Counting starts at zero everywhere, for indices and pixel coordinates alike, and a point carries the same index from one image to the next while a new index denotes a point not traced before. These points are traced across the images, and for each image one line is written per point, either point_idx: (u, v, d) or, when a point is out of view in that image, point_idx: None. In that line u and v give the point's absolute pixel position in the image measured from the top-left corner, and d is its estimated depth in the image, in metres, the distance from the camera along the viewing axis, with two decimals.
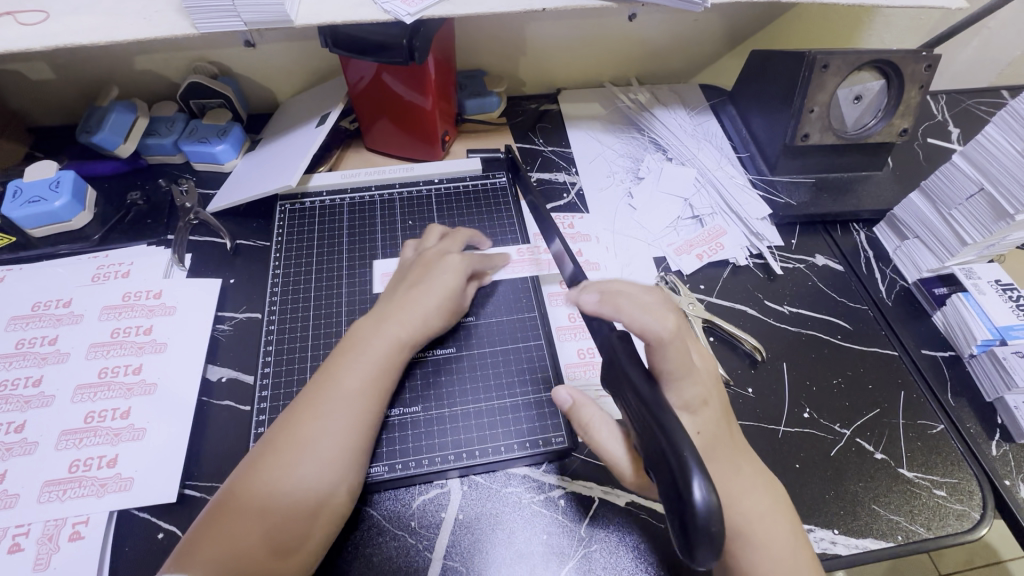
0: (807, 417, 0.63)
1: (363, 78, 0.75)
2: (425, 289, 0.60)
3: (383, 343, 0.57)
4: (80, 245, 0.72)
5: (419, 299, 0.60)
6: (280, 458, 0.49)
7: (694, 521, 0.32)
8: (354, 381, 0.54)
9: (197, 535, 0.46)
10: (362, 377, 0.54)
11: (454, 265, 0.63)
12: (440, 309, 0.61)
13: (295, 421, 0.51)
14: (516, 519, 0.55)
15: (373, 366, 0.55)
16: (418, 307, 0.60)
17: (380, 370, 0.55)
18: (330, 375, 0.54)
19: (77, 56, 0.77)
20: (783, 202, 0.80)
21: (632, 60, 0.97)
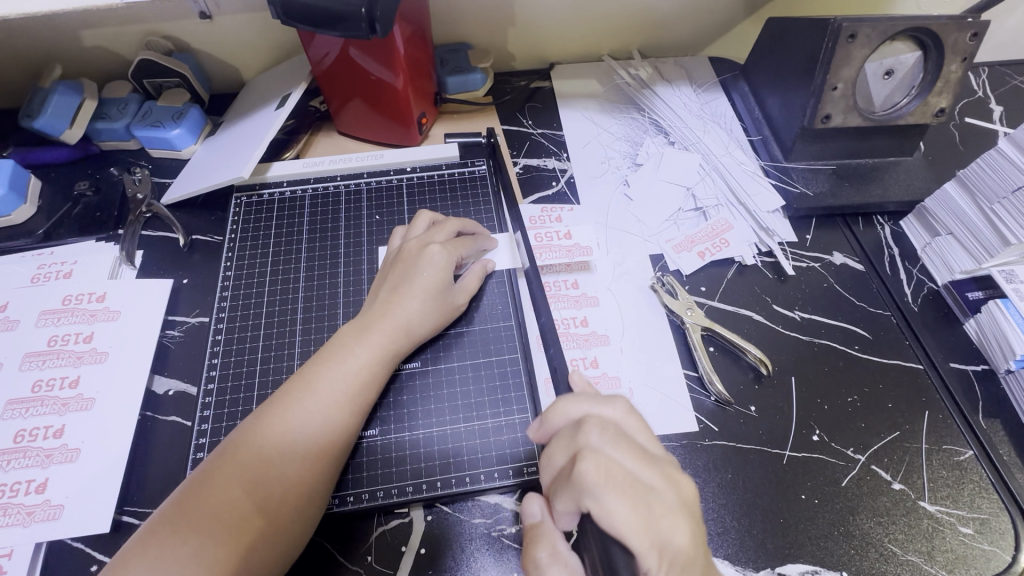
0: (816, 440, 0.56)
1: (328, 54, 0.67)
2: (406, 296, 0.55)
3: (342, 360, 0.51)
4: (22, 241, 0.66)
5: (399, 307, 0.54)
6: (238, 469, 0.45)
7: None
8: (310, 403, 0.48)
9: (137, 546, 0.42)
10: (317, 400, 0.49)
11: (439, 266, 0.56)
12: (414, 319, 0.54)
13: (259, 427, 0.47)
14: (484, 556, 0.49)
15: (335, 383, 0.50)
16: (385, 319, 0.53)
17: (336, 391, 0.49)
18: (294, 392, 0.49)
19: (15, 31, 0.70)
20: (798, 192, 0.71)
21: (634, 31, 0.87)
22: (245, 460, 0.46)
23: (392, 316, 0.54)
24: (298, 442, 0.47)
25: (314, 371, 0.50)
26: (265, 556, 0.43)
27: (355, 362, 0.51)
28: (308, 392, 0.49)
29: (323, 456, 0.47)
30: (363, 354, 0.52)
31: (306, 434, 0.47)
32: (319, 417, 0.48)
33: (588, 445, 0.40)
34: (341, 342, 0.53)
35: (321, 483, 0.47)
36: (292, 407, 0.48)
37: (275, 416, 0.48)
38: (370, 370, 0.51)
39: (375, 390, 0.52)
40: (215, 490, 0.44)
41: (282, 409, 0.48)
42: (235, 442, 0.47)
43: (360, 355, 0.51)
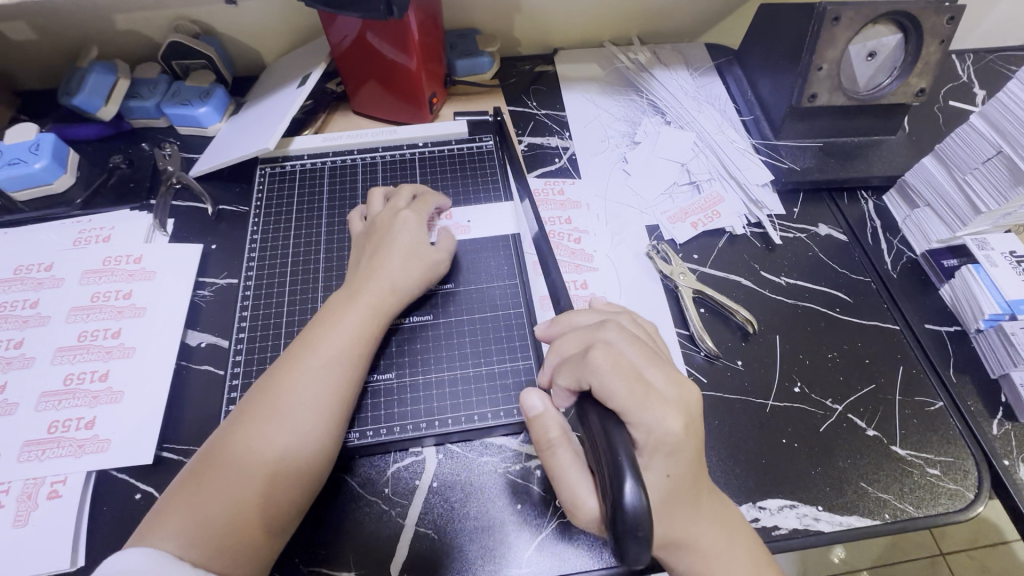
0: (797, 391, 0.61)
1: (346, 37, 0.72)
2: (387, 257, 0.59)
3: (337, 319, 0.55)
4: (63, 209, 0.71)
5: (413, 268, 0.59)
6: (239, 445, 0.48)
7: (621, 517, 0.35)
8: (312, 358, 0.52)
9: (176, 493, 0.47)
10: (316, 356, 0.53)
11: (412, 231, 0.61)
12: None
13: (259, 405, 0.50)
14: (491, 490, 0.54)
15: (334, 343, 0.53)
16: (366, 279, 0.57)
17: (336, 346, 0.53)
18: (315, 337, 0.54)
19: (55, 15, 0.75)
20: (787, 168, 0.75)
21: (634, 18, 0.91)
22: (245, 436, 0.49)
23: (377, 277, 0.58)
24: (295, 419, 0.50)
25: (311, 341, 0.54)
26: (267, 527, 0.46)
27: (348, 318, 0.55)
28: (310, 350, 0.53)
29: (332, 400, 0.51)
30: (353, 313, 0.55)
31: (305, 406, 0.50)
32: (313, 393, 0.51)
33: (602, 339, 0.45)
34: (336, 307, 0.56)
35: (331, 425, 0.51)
36: (290, 377, 0.51)
37: (273, 394, 0.51)
38: (364, 322, 0.56)
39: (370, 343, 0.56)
40: (221, 462, 0.47)
41: (281, 386, 0.51)
42: (250, 401, 0.51)
43: (351, 317, 0.55)
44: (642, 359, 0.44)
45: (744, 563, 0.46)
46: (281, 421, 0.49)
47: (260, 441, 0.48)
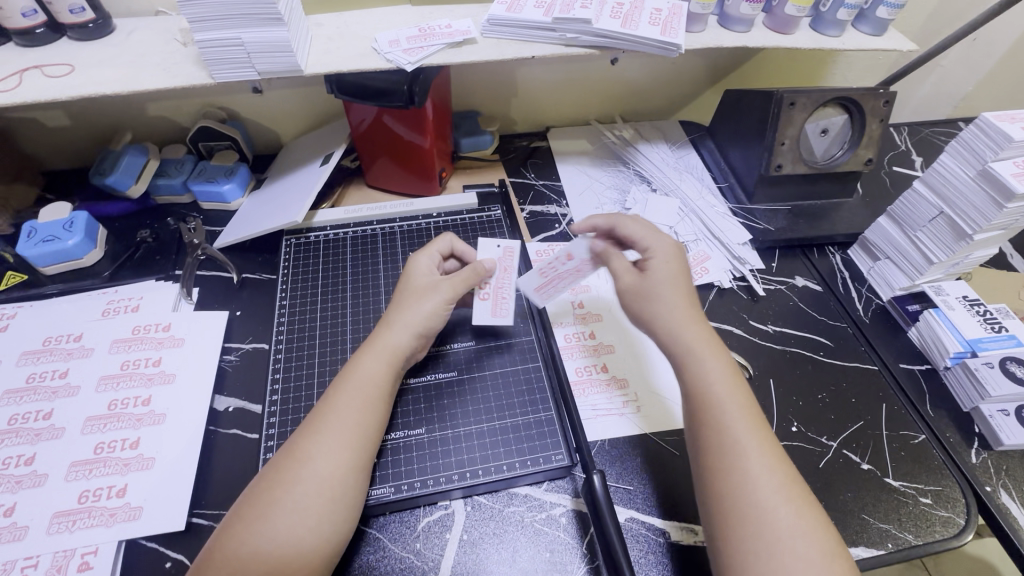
0: (795, 430, 0.66)
1: (364, 120, 0.80)
2: (405, 301, 0.63)
3: (357, 369, 0.57)
4: (90, 282, 0.74)
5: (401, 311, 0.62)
6: (263, 496, 0.50)
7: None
8: (336, 414, 0.54)
9: (207, 556, 0.48)
10: (340, 412, 0.54)
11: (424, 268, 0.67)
12: (420, 319, 0.62)
13: (283, 458, 0.52)
14: (519, 538, 0.56)
15: (372, 392, 0.56)
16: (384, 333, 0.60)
17: (356, 397, 0.56)
18: (336, 391, 0.56)
19: (93, 106, 0.82)
20: (762, 228, 0.85)
21: (616, 98, 1.03)
22: (288, 476, 0.51)
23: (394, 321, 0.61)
24: (318, 464, 0.51)
25: (333, 395, 0.56)
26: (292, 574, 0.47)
27: (368, 370, 0.57)
28: (333, 403, 0.55)
29: (356, 453, 0.53)
30: (372, 364, 0.58)
31: (331, 451, 0.52)
32: (345, 436, 0.53)
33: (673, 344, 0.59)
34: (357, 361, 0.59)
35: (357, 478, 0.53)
36: (317, 429, 0.54)
37: (308, 441, 0.53)
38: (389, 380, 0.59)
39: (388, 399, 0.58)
40: (257, 509, 0.49)
41: (316, 434, 0.53)
42: (280, 458, 0.52)
43: (371, 367, 0.58)
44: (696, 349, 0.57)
45: (770, 463, 0.49)
46: (304, 469, 0.51)
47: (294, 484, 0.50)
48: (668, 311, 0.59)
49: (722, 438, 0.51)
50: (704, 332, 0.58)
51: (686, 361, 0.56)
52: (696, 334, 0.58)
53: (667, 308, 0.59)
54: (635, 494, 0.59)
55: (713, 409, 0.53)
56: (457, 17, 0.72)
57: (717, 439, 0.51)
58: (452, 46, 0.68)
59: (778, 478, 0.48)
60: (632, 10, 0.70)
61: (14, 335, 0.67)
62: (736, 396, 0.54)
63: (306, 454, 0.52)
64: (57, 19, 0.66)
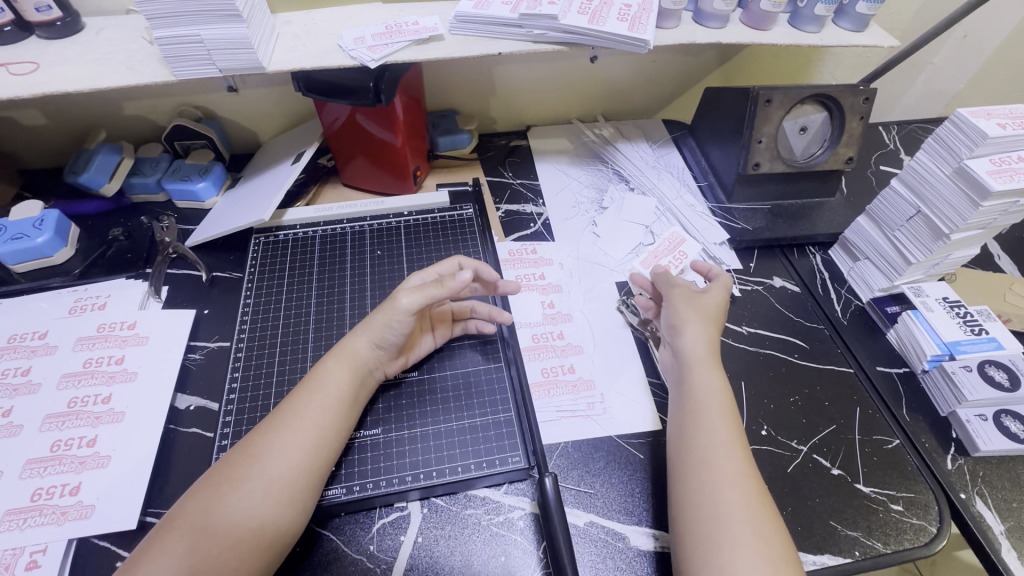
0: (764, 434, 0.64)
1: (337, 119, 0.80)
2: (378, 314, 0.61)
3: (326, 372, 0.58)
4: (60, 279, 0.74)
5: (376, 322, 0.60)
6: (203, 498, 0.49)
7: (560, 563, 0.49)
8: (301, 416, 0.54)
9: (156, 536, 0.47)
10: (293, 415, 0.54)
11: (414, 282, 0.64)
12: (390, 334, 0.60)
13: (229, 462, 0.52)
14: (474, 541, 0.55)
15: (337, 387, 0.57)
16: (353, 342, 0.60)
17: (328, 396, 0.56)
18: (306, 388, 0.57)
19: (68, 105, 0.82)
20: (740, 228, 0.83)
21: (597, 97, 1.02)
22: (250, 468, 0.50)
23: (363, 331, 0.60)
24: (263, 469, 0.51)
25: (291, 400, 0.56)
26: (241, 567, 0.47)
27: (328, 373, 0.58)
28: (288, 406, 0.55)
29: (314, 455, 0.53)
30: (335, 371, 0.58)
31: (281, 454, 0.52)
32: (310, 434, 0.53)
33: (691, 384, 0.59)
34: (322, 368, 0.58)
35: (313, 481, 0.53)
36: (280, 424, 0.54)
37: (278, 434, 0.53)
38: (344, 383, 0.58)
39: (345, 404, 0.57)
40: (214, 499, 0.49)
41: (283, 430, 0.53)
42: (244, 449, 0.52)
43: (331, 374, 0.57)
44: (710, 400, 0.57)
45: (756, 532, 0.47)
46: (251, 473, 0.50)
47: (261, 475, 0.50)
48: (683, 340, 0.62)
49: (716, 507, 0.49)
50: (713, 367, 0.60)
51: (689, 397, 0.58)
52: (710, 396, 0.57)
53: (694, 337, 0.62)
54: (596, 497, 0.58)
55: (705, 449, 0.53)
56: (425, 13, 0.71)
57: (707, 501, 0.50)
58: (418, 43, 0.68)
59: (768, 551, 0.46)
60: (602, 6, 0.69)
61: None
62: (729, 458, 0.52)
63: (253, 458, 0.51)
64: (24, 17, 0.66)
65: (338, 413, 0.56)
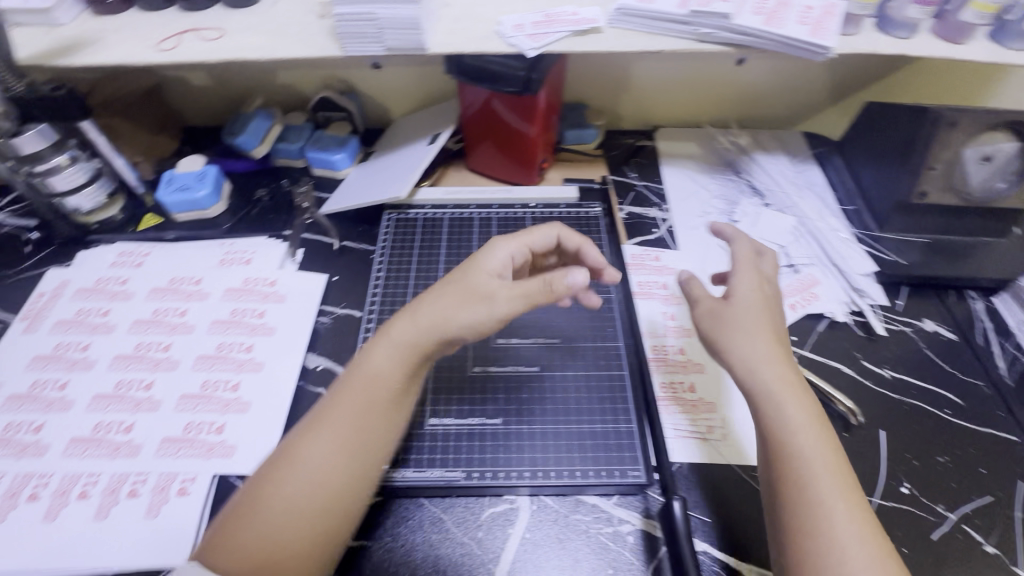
0: (905, 492, 0.58)
1: (474, 103, 0.80)
2: (437, 300, 0.53)
3: (372, 365, 0.52)
4: (211, 231, 0.80)
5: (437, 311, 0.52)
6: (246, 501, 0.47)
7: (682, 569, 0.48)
8: (349, 418, 0.50)
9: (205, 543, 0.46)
10: (336, 405, 0.50)
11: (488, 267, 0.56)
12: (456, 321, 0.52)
13: (274, 461, 0.48)
14: (581, 548, 0.54)
15: (386, 382, 0.51)
16: (395, 326, 0.53)
17: (375, 396, 0.51)
18: (353, 386, 0.51)
19: (233, 69, 0.89)
20: (893, 261, 0.76)
21: (734, 103, 0.97)
22: (296, 475, 0.47)
23: (420, 319, 0.52)
24: (307, 474, 0.47)
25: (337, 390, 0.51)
26: None
27: (376, 352, 0.52)
28: (334, 393, 0.51)
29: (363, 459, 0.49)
30: (381, 357, 0.52)
31: (329, 461, 0.48)
32: (357, 437, 0.49)
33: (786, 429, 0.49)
34: (368, 352, 0.53)
35: (361, 484, 0.49)
36: (326, 428, 0.49)
37: (324, 437, 0.49)
38: (388, 371, 0.51)
39: (396, 389, 0.52)
40: (257, 508, 0.46)
41: (330, 434, 0.49)
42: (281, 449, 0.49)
43: (380, 360, 0.52)
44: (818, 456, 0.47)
45: None
46: (291, 481, 0.47)
47: (310, 483, 0.47)
48: (753, 352, 0.52)
49: None
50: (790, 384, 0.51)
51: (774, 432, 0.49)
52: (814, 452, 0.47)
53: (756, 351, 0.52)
54: (714, 528, 0.55)
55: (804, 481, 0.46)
56: (585, 4, 0.70)
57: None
58: (576, 34, 0.66)
59: None
60: (779, 7, 0.64)
61: (149, 270, 0.75)
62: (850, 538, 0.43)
63: (295, 463, 0.48)
64: None
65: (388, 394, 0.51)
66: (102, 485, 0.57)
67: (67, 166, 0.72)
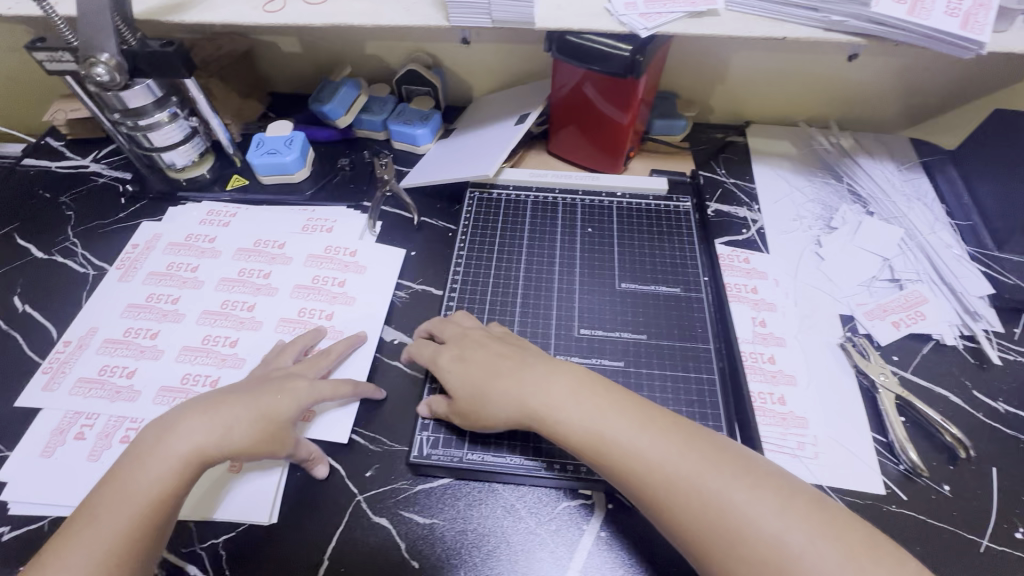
0: (1019, 537, 0.53)
1: (566, 85, 0.77)
2: (236, 403, 0.53)
3: (182, 428, 0.51)
4: (294, 197, 0.81)
5: (230, 408, 0.53)
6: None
7: None
8: (135, 477, 0.48)
9: None
10: (96, 512, 0.47)
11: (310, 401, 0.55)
12: (234, 432, 0.51)
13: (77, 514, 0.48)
14: (657, 553, 0.52)
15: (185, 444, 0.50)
16: (183, 422, 0.51)
17: (170, 466, 0.49)
18: (146, 442, 0.50)
19: (323, 38, 0.89)
20: (1010, 284, 0.70)
21: (837, 103, 0.90)
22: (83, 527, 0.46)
23: (228, 407, 0.53)
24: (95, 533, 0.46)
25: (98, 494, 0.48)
26: None
27: (229, 419, 0.52)
28: (111, 488, 0.48)
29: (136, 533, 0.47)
30: (155, 466, 0.49)
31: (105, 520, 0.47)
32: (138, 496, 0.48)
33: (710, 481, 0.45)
34: (182, 424, 0.51)
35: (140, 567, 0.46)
36: (120, 488, 0.48)
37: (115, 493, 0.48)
38: (247, 446, 0.52)
39: (176, 501, 0.49)
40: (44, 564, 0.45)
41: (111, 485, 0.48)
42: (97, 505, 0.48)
43: (148, 471, 0.48)
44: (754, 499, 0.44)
45: None
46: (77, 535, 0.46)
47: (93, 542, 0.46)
48: (586, 409, 0.50)
49: None
50: (628, 403, 0.51)
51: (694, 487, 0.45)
52: (745, 498, 0.44)
53: (586, 397, 0.51)
54: None
55: (692, 494, 0.45)
56: None
57: None
58: (692, 16, 0.62)
59: None
60: None
61: (235, 230, 0.77)
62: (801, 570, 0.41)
63: (94, 517, 0.47)
64: None
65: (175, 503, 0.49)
66: None
67: (166, 123, 0.74)
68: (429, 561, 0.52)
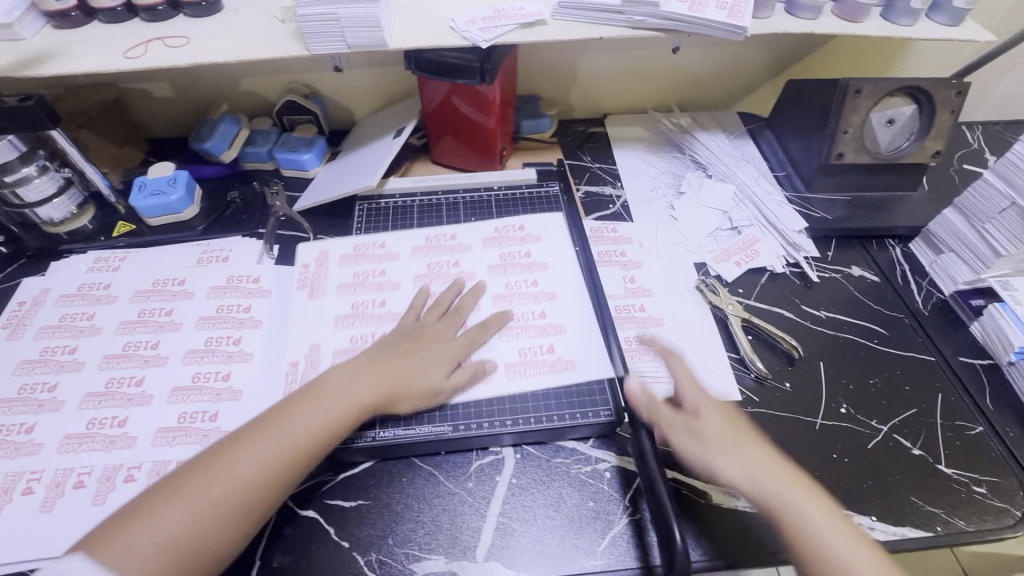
0: (844, 412, 0.66)
1: (434, 99, 0.85)
2: (413, 359, 0.62)
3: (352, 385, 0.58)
4: (185, 233, 0.82)
5: (404, 364, 0.61)
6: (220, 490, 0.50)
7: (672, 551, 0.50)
8: (294, 421, 0.55)
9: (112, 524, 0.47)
10: (222, 455, 0.52)
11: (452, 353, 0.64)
12: (409, 383, 0.60)
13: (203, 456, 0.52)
14: (563, 486, 0.60)
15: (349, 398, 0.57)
16: (351, 387, 0.58)
17: (340, 412, 0.56)
18: (311, 399, 0.57)
19: (195, 79, 0.92)
20: (819, 217, 0.85)
21: (674, 89, 1.05)
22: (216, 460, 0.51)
23: (409, 366, 0.61)
24: (229, 464, 0.51)
25: (229, 438, 0.53)
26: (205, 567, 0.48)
27: (399, 373, 0.60)
28: (249, 431, 0.53)
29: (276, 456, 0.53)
30: (314, 412, 0.55)
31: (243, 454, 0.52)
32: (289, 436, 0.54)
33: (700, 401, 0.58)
34: (352, 379, 0.59)
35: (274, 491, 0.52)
36: (261, 428, 0.54)
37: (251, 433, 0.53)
38: (414, 387, 0.60)
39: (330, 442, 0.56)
40: (171, 493, 0.49)
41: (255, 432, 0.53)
42: (233, 441, 0.53)
43: (307, 415, 0.55)
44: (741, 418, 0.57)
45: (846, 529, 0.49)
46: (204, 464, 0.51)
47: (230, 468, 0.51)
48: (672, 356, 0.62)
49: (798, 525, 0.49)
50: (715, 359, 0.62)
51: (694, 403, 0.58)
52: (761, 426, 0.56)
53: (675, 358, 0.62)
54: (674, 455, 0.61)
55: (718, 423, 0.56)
56: None
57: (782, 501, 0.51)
58: (523, 27, 0.73)
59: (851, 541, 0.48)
60: None
61: (127, 275, 0.77)
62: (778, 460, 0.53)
63: (227, 456, 0.52)
64: None
65: (301, 465, 0.53)
66: (97, 475, 0.58)
67: (36, 176, 0.74)
68: (359, 538, 0.56)
